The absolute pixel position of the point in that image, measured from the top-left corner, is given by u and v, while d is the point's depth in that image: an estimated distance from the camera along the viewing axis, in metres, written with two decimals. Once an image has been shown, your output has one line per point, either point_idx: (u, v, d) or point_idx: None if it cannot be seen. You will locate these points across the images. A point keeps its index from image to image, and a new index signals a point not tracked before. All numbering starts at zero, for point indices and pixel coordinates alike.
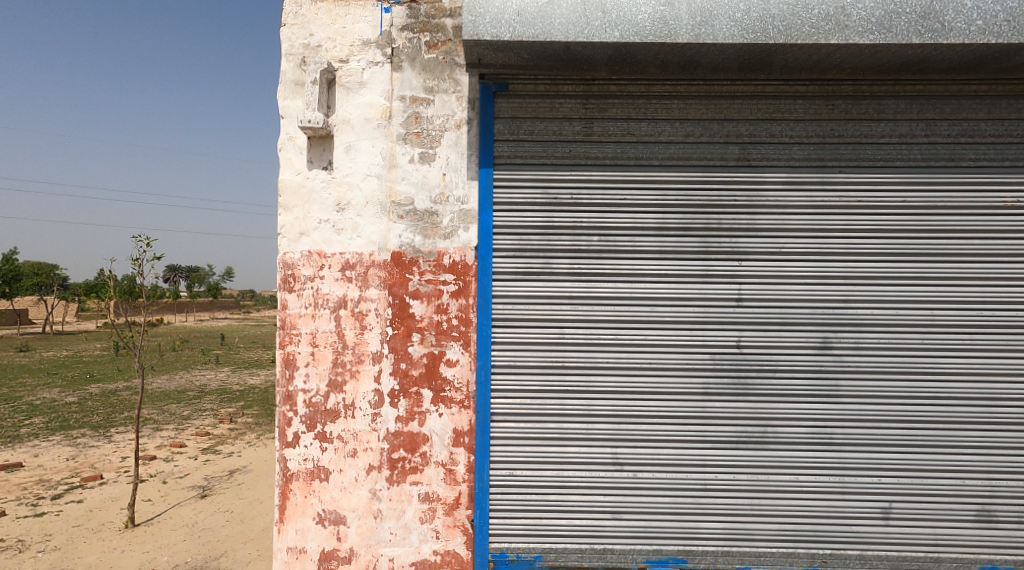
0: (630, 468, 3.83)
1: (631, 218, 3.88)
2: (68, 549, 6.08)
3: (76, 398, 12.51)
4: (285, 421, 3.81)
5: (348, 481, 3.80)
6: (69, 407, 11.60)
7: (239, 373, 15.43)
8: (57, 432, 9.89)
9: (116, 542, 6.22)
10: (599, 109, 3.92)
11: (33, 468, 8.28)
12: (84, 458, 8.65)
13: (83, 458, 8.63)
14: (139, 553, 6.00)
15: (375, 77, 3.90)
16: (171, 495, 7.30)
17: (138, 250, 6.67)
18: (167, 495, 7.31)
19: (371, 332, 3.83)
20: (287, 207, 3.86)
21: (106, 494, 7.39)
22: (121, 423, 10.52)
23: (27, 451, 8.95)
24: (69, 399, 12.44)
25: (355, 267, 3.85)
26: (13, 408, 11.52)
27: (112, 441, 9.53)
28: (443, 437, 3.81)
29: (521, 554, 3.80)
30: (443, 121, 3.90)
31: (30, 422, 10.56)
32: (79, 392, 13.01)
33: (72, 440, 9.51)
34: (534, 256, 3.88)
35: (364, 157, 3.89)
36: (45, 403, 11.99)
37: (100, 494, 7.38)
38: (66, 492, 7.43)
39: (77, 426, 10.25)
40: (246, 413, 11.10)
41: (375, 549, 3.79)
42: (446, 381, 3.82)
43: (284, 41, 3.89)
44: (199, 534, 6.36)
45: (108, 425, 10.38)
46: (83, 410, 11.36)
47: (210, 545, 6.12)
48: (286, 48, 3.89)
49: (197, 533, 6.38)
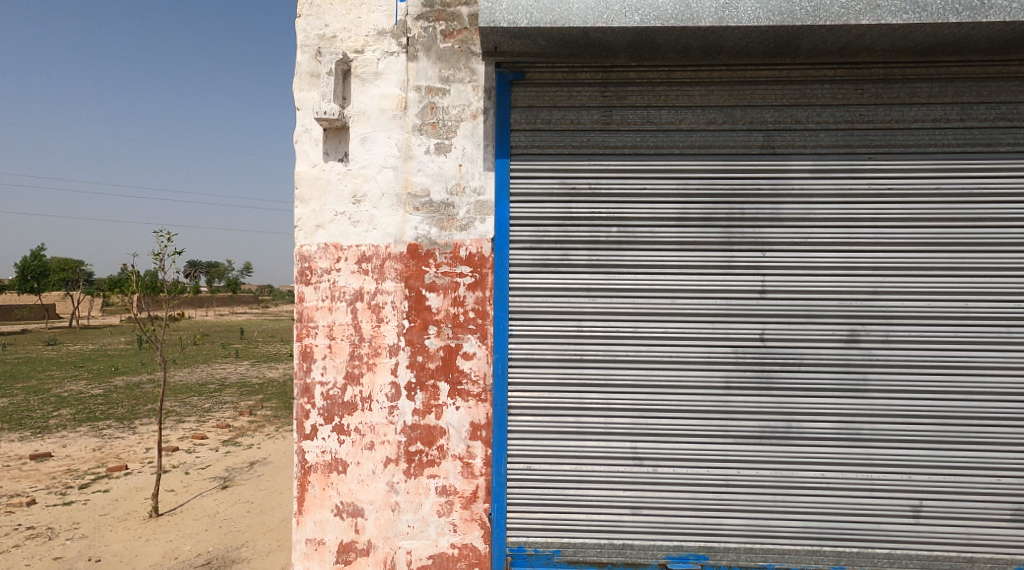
0: (650, 463, 3.75)
1: (651, 207, 3.79)
2: (94, 538, 6.14)
3: (102, 390, 12.70)
4: (303, 413, 3.79)
5: (366, 474, 3.77)
6: (95, 399, 11.73)
7: (259, 368, 15.44)
8: (82, 425, 9.96)
9: (140, 531, 6.26)
10: (617, 97, 3.83)
11: (60, 458, 8.37)
12: (110, 449, 8.73)
13: (109, 450, 8.70)
14: (162, 543, 6.04)
15: (390, 67, 3.85)
16: (194, 486, 7.36)
17: (159, 246, 6.64)
18: (191, 485, 7.36)
19: (388, 325, 3.79)
20: (303, 199, 3.84)
21: (132, 484, 7.46)
22: (144, 415, 10.63)
23: (57, 442, 9.09)
24: (96, 391, 12.64)
25: (371, 259, 3.81)
26: (41, 400, 11.72)
27: (137, 432, 9.62)
28: (460, 431, 3.76)
29: (539, 548, 3.75)
30: (459, 110, 3.83)
31: (60, 414, 10.71)
32: (102, 386, 13.06)
33: (97, 432, 9.59)
34: (551, 247, 3.81)
35: (379, 148, 3.84)
36: (73, 396, 12.07)
37: (125, 484, 7.47)
38: (93, 482, 7.52)
39: (104, 417, 10.38)
40: (266, 406, 11.17)
41: (393, 542, 3.76)
42: (463, 374, 3.77)
43: (299, 32, 3.85)
44: (221, 525, 6.38)
45: (133, 417, 10.51)
46: (110, 402, 11.50)
47: (231, 536, 6.14)
48: (301, 39, 3.85)
49: (219, 523, 6.40)
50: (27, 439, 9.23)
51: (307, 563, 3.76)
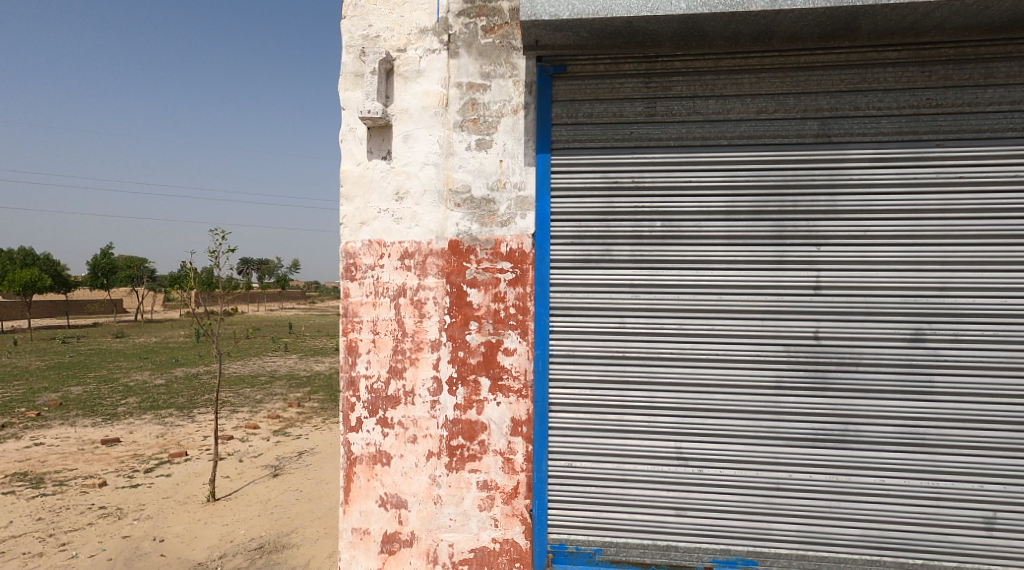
0: (696, 464, 3.68)
1: (696, 201, 3.72)
2: (159, 519, 6.37)
3: (163, 379, 13.17)
4: (348, 406, 3.85)
5: (409, 467, 3.80)
6: (158, 388, 12.17)
7: (306, 361, 15.74)
8: (145, 412, 10.33)
9: (200, 514, 6.46)
10: (662, 88, 3.76)
11: (127, 443, 8.72)
12: (171, 436, 9.04)
13: (171, 437, 9.01)
14: (219, 526, 6.22)
15: (432, 65, 3.86)
16: (247, 473, 7.55)
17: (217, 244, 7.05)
18: (244, 472, 7.55)
19: (430, 320, 3.81)
20: (348, 197, 3.90)
21: (192, 469, 7.71)
22: (203, 404, 10.95)
23: (125, 428, 9.46)
24: (158, 380, 13.13)
25: (413, 255, 3.84)
26: (109, 388, 12.24)
27: (194, 420, 9.93)
28: (501, 426, 3.76)
29: (581, 546, 3.72)
30: (500, 106, 3.82)
31: (126, 401, 11.15)
32: (164, 376, 13.52)
33: (159, 419, 9.94)
34: (593, 243, 3.77)
35: (421, 145, 3.87)
36: (137, 385, 12.55)
37: (185, 469, 7.71)
38: (156, 466, 7.80)
39: (166, 406, 10.76)
40: (313, 398, 11.38)
41: (436, 535, 3.78)
42: (504, 370, 3.76)
43: (344, 32, 3.90)
44: (272, 511, 6.53)
45: (192, 405, 10.84)
46: (170, 392, 11.90)
47: (282, 522, 6.28)
48: (346, 40, 3.90)
49: (271, 509, 6.56)
50: (98, 424, 9.65)
51: (352, 551, 3.82)
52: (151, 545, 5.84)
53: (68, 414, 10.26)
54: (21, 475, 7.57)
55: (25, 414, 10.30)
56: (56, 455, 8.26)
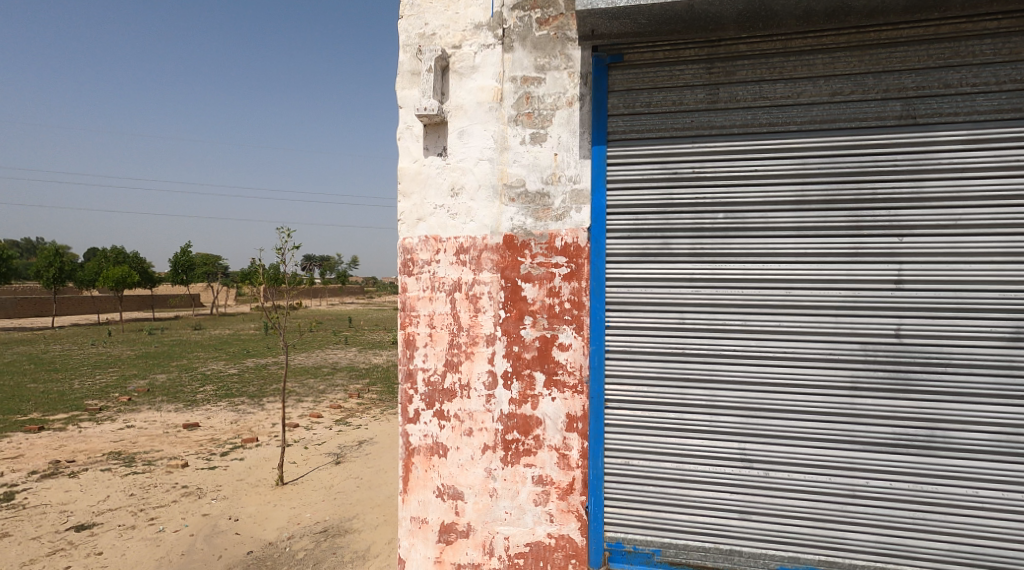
0: (761, 466, 3.55)
1: (762, 191, 3.58)
2: (234, 499, 6.72)
3: (236, 369, 13.76)
4: (407, 398, 3.89)
5: (465, 459, 3.81)
6: (233, 377, 12.76)
7: (366, 354, 16.08)
8: (222, 399, 10.83)
9: (270, 497, 6.76)
10: (726, 73, 3.63)
11: (206, 428, 9.21)
12: (243, 422, 9.43)
13: (243, 423, 9.40)
14: (287, 508, 6.50)
15: (487, 60, 3.85)
16: (312, 459, 7.80)
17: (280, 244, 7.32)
18: (309, 459, 7.80)
19: (485, 315, 3.80)
20: (405, 194, 3.94)
21: (262, 454, 8.03)
22: (272, 393, 11.37)
23: (203, 414, 9.96)
24: (232, 370, 13.73)
25: (468, 251, 3.84)
26: (190, 376, 12.94)
27: (264, 408, 10.31)
28: (556, 421, 3.71)
29: (639, 546, 3.64)
30: (555, 99, 3.77)
31: (204, 389, 11.74)
32: (236, 366, 14.12)
33: (233, 406, 10.39)
34: (651, 236, 3.68)
35: (476, 141, 3.86)
36: (214, 374, 13.20)
37: (257, 454, 8.04)
38: (231, 450, 8.19)
39: (239, 394, 11.25)
40: (372, 389, 11.62)
41: (491, 527, 3.77)
42: (559, 365, 3.72)
43: (402, 32, 3.96)
44: (335, 497, 6.74)
45: (262, 394, 11.29)
46: (243, 381, 12.42)
47: (345, 507, 6.46)
48: (403, 40, 3.96)
49: (334, 495, 6.77)
50: (180, 410, 10.24)
51: (411, 539, 3.87)
52: (227, 523, 6.19)
53: (154, 400, 10.94)
54: (115, 455, 8.16)
55: (117, 399, 11.07)
56: (144, 438, 8.84)
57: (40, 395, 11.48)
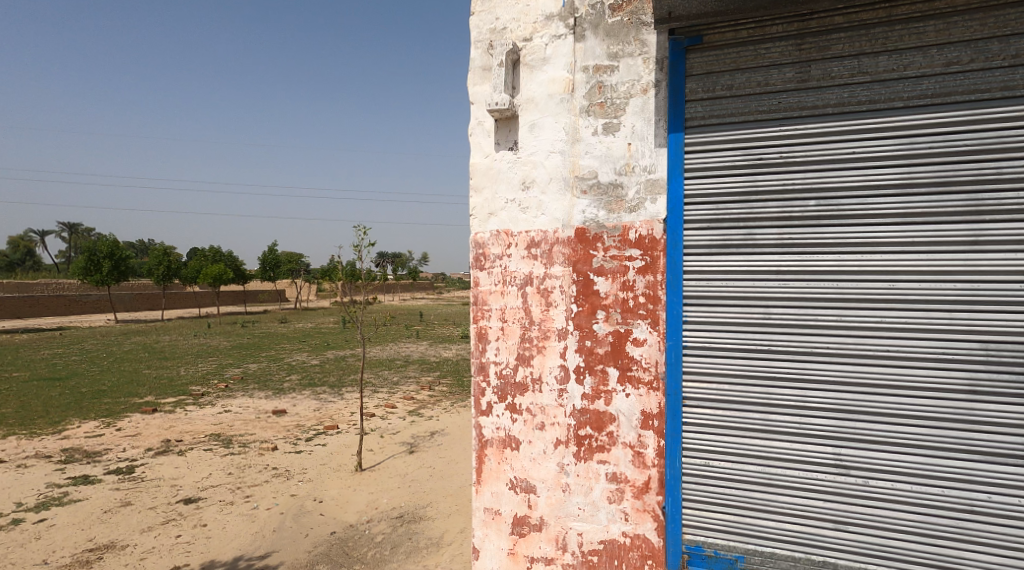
0: (859, 474, 3.30)
1: (863, 174, 3.31)
2: (318, 482, 6.91)
3: (318, 360, 14.21)
4: (479, 390, 3.88)
5: (537, 453, 3.75)
6: (316, 368, 13.22)
7: (435, 348, 16.29)
8: (306, 388, 11.22)
9: (349, 481, 6.91)
10: (818, 49, 3.39)
11: (292, 415, 9.55)
12: (326, 410, 9.73)
13: (325, 411, 9.69)
14: (365, 494, 6.62)
15: (558, 51, 3.78)
16: (386, 447, 7.93)
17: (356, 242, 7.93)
18: (385, 447, 7.93)
19: (557, 309, 3.73)
20: (477, 189, 3.92)
21: (343, 441, 8.24)
22: (350, 383, 11.68)
23: (289, 401, 10.35)
24: (314, 361, 14.20)
25: (539, 244, 3.77)
26: (278, 366, 13.50)
27: (343, 397, 10.59)
28: (630, 418, 3.60)
29: (720, 551, 3.48)
30: (628, 87, 3.65)
31: (289, 378, 12.20)
32: (317, 357, 14.59)
33: (315, 395, 10.74)
34: (733, 226, 3.49)
35: (547, 133, 3.79)
36: (299, 364, 13.71)
37: (339, 440, 8.26)
38: (315, 436, 8.45)
39: (321, 383, 11.62)
40: (443, 382, 11.73)
41: (564, 522, 3.70)
42: (633, 361, 3.59)
43: (473, 29, 3.96)
44: (409, 484, 6.82)
45: (342, 383, 11.61)
46: (325, 371, 12.84)
47: (419, 495, 6.53)
48: (475, 36, 3.96)
49: (408, 483, 6.84)
50: (271, 397, 10.68)
51: (485, 530, 3.87)
52: (313, 504, 6.39)
53: (247, 387, 11.46)
54: (215, 436, 8.57)
55: (216, 385, 11.66)
56: (239, 421, 9.25)
57: (153, 381, 12.22)
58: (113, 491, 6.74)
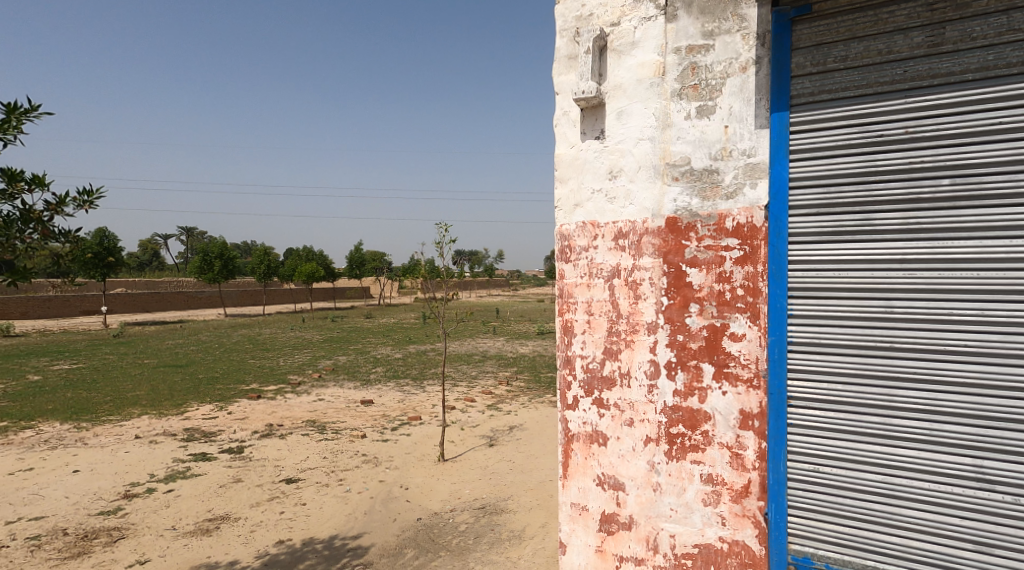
0: (1004, 490, 2.94)
1: (1012, 149, 2.93)
2: (403, 470, 7.00)
3: (400, 354, 14.51)
4: (565, 384, 3.78)
5: (626, 450, 3.61)
6: (399, 361, 13.50)
7: (512, 344, 16.30)
8: (389, 380, 11.45)
9: (433, 470, 6.96)
10: (954, 8, 3.02)
11: (378, 405, 9.74)
12: (409, 402, 9.88)
13: (408, 403, 9.84)
14: (448, 484, 6.63)
15: (647, 33, 3.60)
16: (467, 440, 7.94)
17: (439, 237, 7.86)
18: (465, 439, 7.96)
19: (646, 302, 3.56)
20: (562, 180, 3.82)
21: (426, 431, 8.32)
22: (431, 376, 11.84)
23: (375, 392, 10.59)
24: (396, 354, 14.51)
25: (627, 235, 3.62)
26: (364, 358, 13.87)
27: (424, 390, 10.73)
28: (727, 417, 3.38)
29: (831, 564, 3.22)
30: (725, 66, 3.42)
31: (373, 370, 12.50)
32: (399, 351, 14.90)
33: (399, 387, 10.94)
34: (849, 212, 3.19)
35: (636, 120, 3.61)
36: (383, 357, 14.04)
37: (421, 430, 8.36)
38: (400, 426, 8.59)
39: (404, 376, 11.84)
40: (519, 377, 11.69)
41: (655, 523, 3.53)
42: (730, 357, 3.37)
43: (558, 17, 3.86)
44: (490, 477, 6.79)
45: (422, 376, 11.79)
46: (406, 364, 13.08)
47: (499, 487, 6.50)
48: (560, 24, 3.85)
49: (490, 475, 6.82)
50: (359, 387, 10.97)
51: (571, 525, 3.77)
52: (399, 490, 6.47)
53: (337, 377, 11.82)
54: (311, 422, 8.85)
55: (310, 375, 12.10)
56: (332, 409, 9.53)
57: (258, 369, 12.86)
58: (227, 468, 7.08)
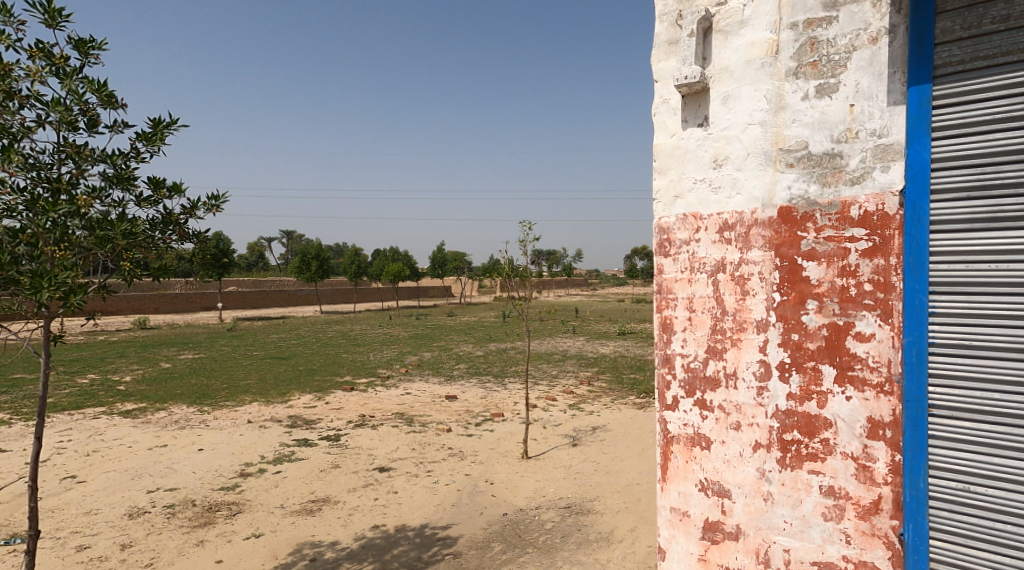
0: None
1: None
2: (488, 465, 6.94)
3: (482, 351, 14.56)
4: (664, 383, 3.55)
5: (732, 455, 3.34)
6: (481, 358, 13.54)
7: (592, 343, 16.03)
8: (472, 377, 11.48)
9: (517, 467, 6.87)
10: None
11: (462, 400, 9.76)
12: (492, 398, 9.85)
13: (491, 399, 9.81)
14: (533, 481, 6.51)
15: (759, 9, 3.31)
16: (550, 438, 7.81)
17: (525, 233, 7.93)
18: (548, 437, 7.83)
19: (755, 299, 3.28)
20: (661, 170, 3.57)
21: (507, 428, 8.24)
22: (511, 374, 11.79)
23: (460, 387, 10.62)
24: (477, 352, 14.56)
25: (734, 227, 3.34)
26: (447, 355, 14.01)
27: (506, 387, 10.68)
28: (852, 425, 3.06)
29: None
30: (851, 39, 3.09)
31: (455, 366, 12.58)
32: (480, 349, 14.95)
33: (482, 384, 10.94)
34: (1010, 195, 2.81)
35: (745, 103, 3.33)
36: (465, 354, 14.12)
37: (505, 427, 8.29)
38: (483, 421, 8.55)
39: (485, 372, 11.84)
40: (599, 377, 11.45)
41: (767, 535, 3.25)
42: (855, 358, 3.05)
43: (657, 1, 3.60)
44: (576, 476, 6.63)
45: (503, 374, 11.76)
46: (487, 362, 13.09)
47: (584, 487, 6.33)
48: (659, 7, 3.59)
49: (575, 474, 6.66)
50: (444, 382, 11.04)
51: (672, 531, 3.53)
52: (485, 484, 6.41)
53: (422, 373, 11.97)
54: (400, 414, 8.95)
55: (397, 369, 12.31)
56: (420, 403, 9.62)
57: (350, 362, 13.20)
58: (328, 454, 7.26)
